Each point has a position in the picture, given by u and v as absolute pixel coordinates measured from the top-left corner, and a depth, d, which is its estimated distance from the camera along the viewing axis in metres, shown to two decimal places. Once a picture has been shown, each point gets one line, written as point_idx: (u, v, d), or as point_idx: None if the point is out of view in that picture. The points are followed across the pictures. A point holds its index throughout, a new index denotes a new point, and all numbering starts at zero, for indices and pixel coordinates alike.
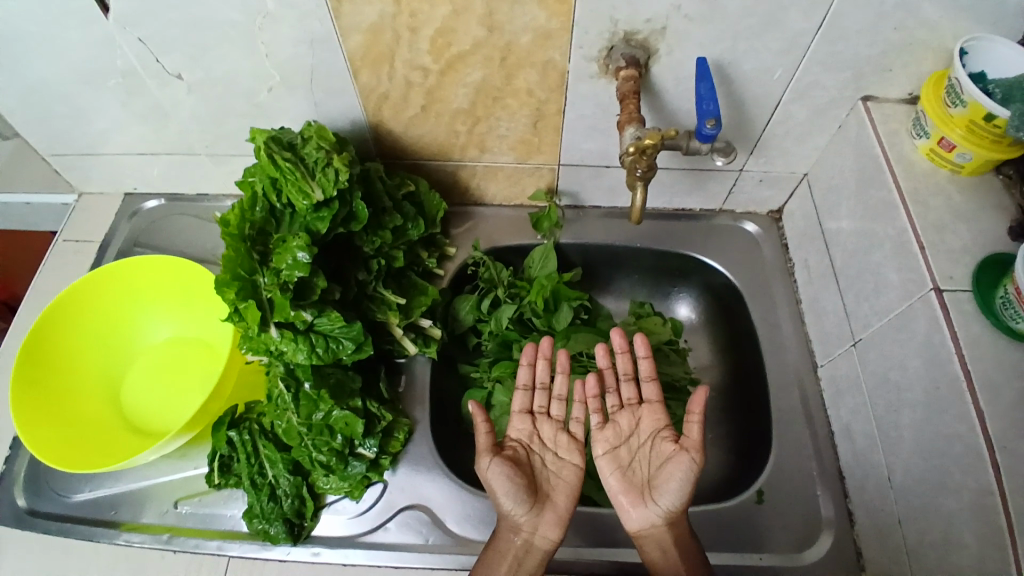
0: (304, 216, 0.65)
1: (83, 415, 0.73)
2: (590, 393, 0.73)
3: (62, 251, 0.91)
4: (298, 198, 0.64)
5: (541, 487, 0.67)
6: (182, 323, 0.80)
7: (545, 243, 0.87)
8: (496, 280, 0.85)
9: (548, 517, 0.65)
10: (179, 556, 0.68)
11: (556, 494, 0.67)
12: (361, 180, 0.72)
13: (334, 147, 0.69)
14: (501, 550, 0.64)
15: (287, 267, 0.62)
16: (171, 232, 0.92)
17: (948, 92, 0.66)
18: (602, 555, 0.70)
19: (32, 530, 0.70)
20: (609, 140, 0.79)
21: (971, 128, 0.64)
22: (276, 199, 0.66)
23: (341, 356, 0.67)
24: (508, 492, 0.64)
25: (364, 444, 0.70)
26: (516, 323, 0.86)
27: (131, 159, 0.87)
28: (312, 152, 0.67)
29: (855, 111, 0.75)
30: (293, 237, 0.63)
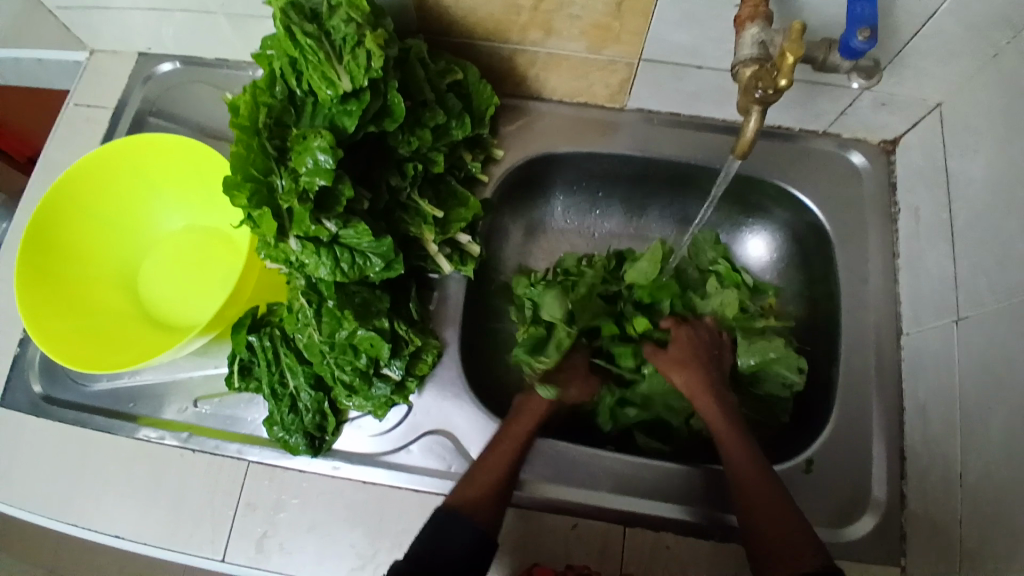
0: (328, 109, 0.54)
1: (96, 308, 0.68)
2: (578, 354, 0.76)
3: (74, 117, 0.81)
4: (320, 86, 0.52)
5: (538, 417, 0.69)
6: (196, 213, 0.72)
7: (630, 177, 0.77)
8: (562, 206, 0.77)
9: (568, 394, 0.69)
10: (199, 455, 0.67)
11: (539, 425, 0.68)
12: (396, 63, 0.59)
13: (368, 20, 0.55)
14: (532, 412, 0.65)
15: (307, 173, 0.52)
16: (188, 102, 0.81)
17: None
18: (634, 504, 0.66)
19: (52, 418, 0.71)
20: (706, 34, 0.62)
21: None
22: (294, 84, 0.54)
23: (368, 274, 0.60)
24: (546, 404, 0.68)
25: (390, 365, 0.65)
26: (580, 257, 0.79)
27: (135, 14, 0.74)
28: (338, 25, 0.54)
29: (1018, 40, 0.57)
30: (315, 135, 0.53)
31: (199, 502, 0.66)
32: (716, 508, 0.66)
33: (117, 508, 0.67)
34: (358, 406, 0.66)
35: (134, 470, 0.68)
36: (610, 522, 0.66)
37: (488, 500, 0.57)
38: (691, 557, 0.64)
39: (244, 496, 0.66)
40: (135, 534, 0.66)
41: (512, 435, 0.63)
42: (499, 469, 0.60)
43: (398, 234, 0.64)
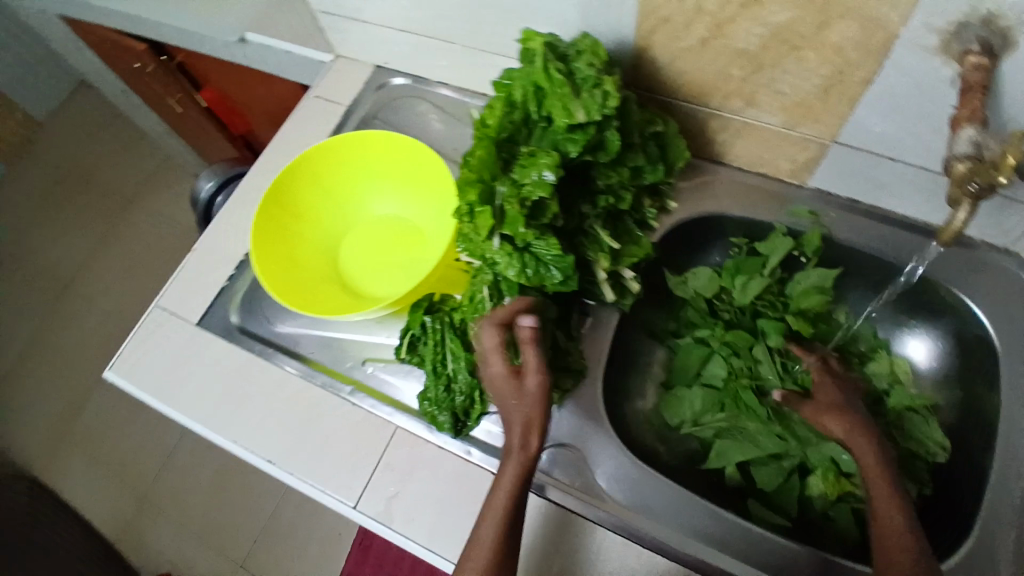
0: (557, 133, 0.62)
1: (306, 264, 0.80)
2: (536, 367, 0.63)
3: (312, 105, 0.97)
4: (559, 114, 0.60)
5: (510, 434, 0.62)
6: (402, 204, 0.84)
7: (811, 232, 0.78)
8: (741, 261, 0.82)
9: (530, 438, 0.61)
10: (355, 409, 0.75)
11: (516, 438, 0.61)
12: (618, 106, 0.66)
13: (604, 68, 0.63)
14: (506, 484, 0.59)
15: (529, 184, 0.60)
16: (407, 114, 0.94)
17: None
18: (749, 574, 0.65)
19: (240, 345, 0.82)
20: (909, 127, 0.65)
21: None
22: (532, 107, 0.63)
23: (546, 283, 0.65)
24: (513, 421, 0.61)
25: (542, 372, 0.70)
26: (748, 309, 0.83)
27: (388, 32, 0.88)
28: (582, 67, 0.63)
29: None
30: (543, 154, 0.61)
31: (345, 450, 0.74)
32: None
33: (274, 438, 0.76)
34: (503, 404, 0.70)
35: (297, 407, 0.77)
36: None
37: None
38: None
39: (385, 456, 0.73)
40: (284, 464, 0.74)
41: (493, 510, 0.58)
42: (484, 555, 0.57)
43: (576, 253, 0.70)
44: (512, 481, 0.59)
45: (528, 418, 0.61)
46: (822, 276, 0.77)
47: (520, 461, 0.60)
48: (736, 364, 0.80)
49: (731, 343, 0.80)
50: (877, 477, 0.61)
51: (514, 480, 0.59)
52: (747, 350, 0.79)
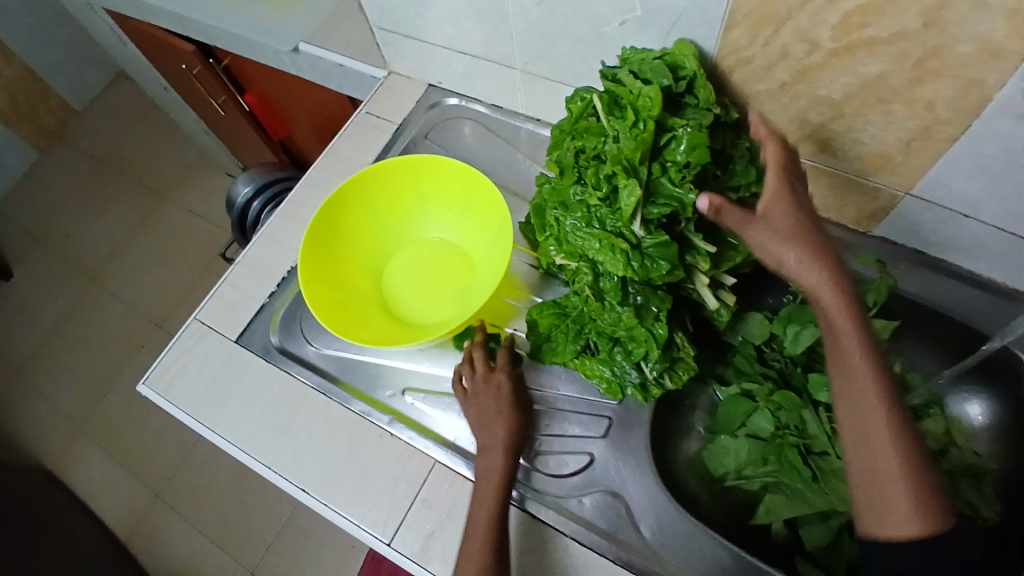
0: (650, 132, 0.60)
1: (351, 285, 0.78)
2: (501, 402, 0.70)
3: (363, 121, 0.95)
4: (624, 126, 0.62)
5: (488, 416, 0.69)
6: (451, 228, 0.82)
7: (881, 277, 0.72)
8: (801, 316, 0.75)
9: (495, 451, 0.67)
10: (394, 440, 0.73)
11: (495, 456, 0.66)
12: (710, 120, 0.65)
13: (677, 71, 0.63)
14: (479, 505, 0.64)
15: (626, 184, 0.60)
16: (460, 136, 0.92)
17: None
18: None
19: (279, 366, 0.81)
20: (992, 187, 0.63)
21: None
22: (611, 119, 0.64)
23: (653, 276, 0.64)
24: (491, 445, 0.68)
25: (649, 363, 0.69)
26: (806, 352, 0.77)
27: (448, 52, 0.87)
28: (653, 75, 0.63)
29: None
30: (641, 152, 0.60)
31: (382, 481, 0.72)
32: None
33: (312, 463, 0.74)
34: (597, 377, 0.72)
35: (336, 434, 0.75)
36: None
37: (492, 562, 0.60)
38: None
39: (423, 490, 0.71)
40: (320, 494, 0.72)
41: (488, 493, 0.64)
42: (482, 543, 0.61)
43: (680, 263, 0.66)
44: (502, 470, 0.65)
45: (491, 467, 0.66)
46: (880, 328, 0.73)
47: (868, 365, 0.50)
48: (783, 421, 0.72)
49: (778, 400, 0.73)
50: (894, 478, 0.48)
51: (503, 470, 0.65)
52: (797, 410, 0.72)
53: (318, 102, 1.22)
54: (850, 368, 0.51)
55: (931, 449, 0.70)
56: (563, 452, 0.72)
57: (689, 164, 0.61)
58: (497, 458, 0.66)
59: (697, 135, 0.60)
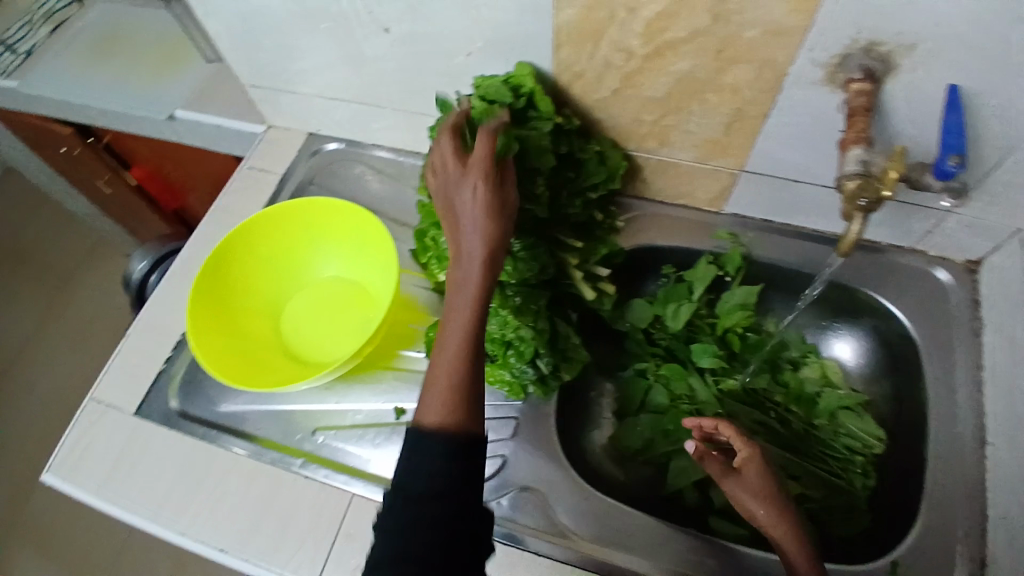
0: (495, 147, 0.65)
1: (248, 334, 0.78)
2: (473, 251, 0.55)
3: (246, 176, 0.96)
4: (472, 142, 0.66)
5: (452, 227, 0.58)
6: (343, 265, 0.84)
7: (733, 249, 0.82)
8: (676, 296, 0.84)
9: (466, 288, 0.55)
10: (309, 482, 0.73)
11: (455, 317, 0.54)
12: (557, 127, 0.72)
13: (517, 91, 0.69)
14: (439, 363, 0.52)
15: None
16: (344, 178, 0.95)
17: None
18: None
19: (183, 431, 0.79)
20: (807, 154, 0.72)
21: None
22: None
23: (528, 277, 0.70)
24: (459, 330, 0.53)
25: (543, 359, 0.74)
26: (690, 326, 0.85)
27: (318, 101, 0.90)
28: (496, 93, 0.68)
29: None
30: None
31: (302, 525, 0.71)
32: None
33: (227, 520, 0.73)
34: (502, 381, 0.76)
35: (250, 486, 0.74)
36: None
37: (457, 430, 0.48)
38: None
39: (345, 525, 0.71)
40: (240, 548, 0.71)
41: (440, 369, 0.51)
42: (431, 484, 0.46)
43: (552, 261, 0.73)
44: (465, 329, 0.53)
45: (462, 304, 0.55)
46: (745, 294, 0.80)
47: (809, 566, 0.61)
48: (675, 391, 0.81)
49: (666, 374, 0.82)
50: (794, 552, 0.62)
51: (467, 330, 0.53)
52: (683, 381, 0.81)
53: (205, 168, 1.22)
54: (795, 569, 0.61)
55: (808, 391, 0.82)
56: None
57: (538, 170, 0.67)
58: (473, 285, 0.54)
59: (539, 144, 0.66)
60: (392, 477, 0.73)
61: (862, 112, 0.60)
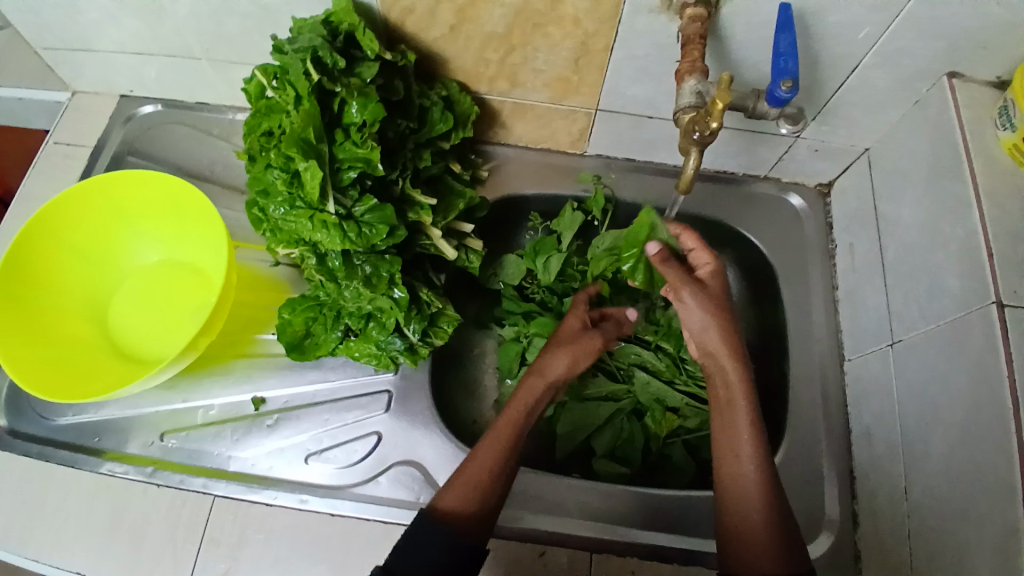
0: (315, 103, 0.58)
1: (67, 338, 0.69)
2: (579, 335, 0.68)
3: (52, 153, 0.83)
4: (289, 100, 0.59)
5: (557, 338, 0.68)
6: (173, 246, 0.75)
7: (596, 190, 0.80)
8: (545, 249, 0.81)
9: (562, 354, 0.66)
10: (163, 491, 0.66)
11: (519, 400, 0.61)
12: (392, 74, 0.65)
13: (336, 36, 0.62)
14: (501, 426, 0.59)
15: (305, 165, 0.57)
16: (167, 142, 0.83)
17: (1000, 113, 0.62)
18: (612, 532, 0.68)
19: (15, 451, 0.69)
20: (658, 86, 0.69)
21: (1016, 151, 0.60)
22: (279, 94, 0.60)
23: (375, 242, 0.64)
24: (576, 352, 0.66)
25: (409, 327, 0.69)
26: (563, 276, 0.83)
27: (124, 58, 0.77)
28: (311, 42, 0.60)
29: (937, 86, 0.65)
30: (312, 127, 0.58)
31: (158, 540, 0.64)
32: (662, 531, 0.68)
33: (73, 545, 0.64)
34: (367, 355, 0.71)
35: (94, 503, 0.66)
36: (577, 550, 0.67)
37: (476, 504, 0.53)
38: None
39: (208, 532, 0.65)
40: (94, 570, 0.63)
41: (500, 433, 0.58)
42: (478, 478, 0.55)
43: (402, 222, 0.67)
44: (517, 423, 0.59)
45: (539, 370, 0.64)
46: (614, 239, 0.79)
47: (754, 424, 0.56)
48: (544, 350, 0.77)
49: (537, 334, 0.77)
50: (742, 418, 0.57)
51: (518, 422, 0.59)
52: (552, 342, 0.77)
53: (11, 163, 1.02)
54: (733, 429, 0.56)
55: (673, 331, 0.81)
56: (350, 440, 0.70)
57: (366, 122, 0.60)
58: (558, 373, 0.65)
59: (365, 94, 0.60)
60: (258, 472, 0.68)
61: (697, 39, 0.56)
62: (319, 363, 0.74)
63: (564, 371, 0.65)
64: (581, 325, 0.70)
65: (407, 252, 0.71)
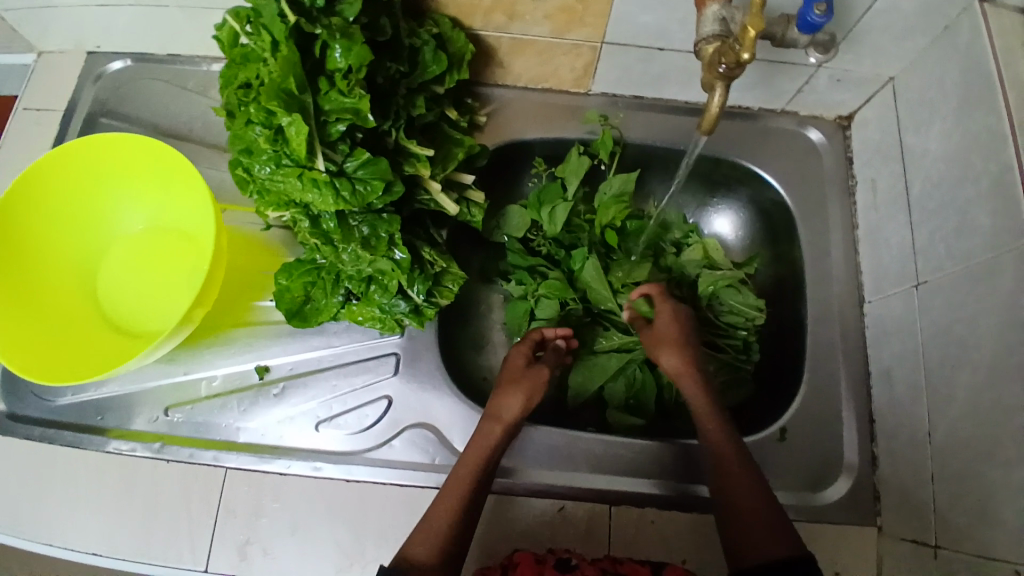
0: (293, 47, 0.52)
1: (54, 317, 0.65)
2: (522, 380, 0.67)
3: (19, 120, 0.77)
4: (265, 46, 0.53)
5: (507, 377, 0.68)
6: (155, 213, 0.70)
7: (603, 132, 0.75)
8: (551, 198, 0.77)
9: (514, 395, 0.65)
10: (174, 465, 0.65)
11: (482, 436, 0.62)
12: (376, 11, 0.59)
13: None
14: (458, 477, 0.59)
15: (289, 119, 0.53)
16: (141, 101, 0.77)
17: None
18: (631, 485, 0.67)
19: (16, 435, 0.67)
20: (670, 14, 0.63)
21: None
22: (254, 39, 0.54)
23: (371, 200, 0.60)
24: (525, 402, 0.65)
25: (412, 288, 0.66)
26: (570, 226, 0.80)
27: (77, 9, 0.70)
28: None
29: (966, 14, 0.60)
30: (294, 76, 0.53)
31: (174, 515, 0.64)
32: (680, 480, 0.68)
33: (90, 525, 0.64)
34: (371, 318, 0.68)
35: (105, 482, 0.65)
36: (596, 503, 0.67)
37: (434, 548, 0.54)
38: (676, 530, 0.66)
39: (224, 504, 0.64)
40: (113, 549, 0.63)
41: (460, 477, 0.59)
42: (442, 523, 0.56)
43: (398, 176, 0.63)
44: (479, 456, 0.60)
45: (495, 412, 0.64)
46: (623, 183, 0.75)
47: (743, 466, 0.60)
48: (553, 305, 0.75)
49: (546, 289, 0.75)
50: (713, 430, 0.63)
51: (482, 455, 0.60)
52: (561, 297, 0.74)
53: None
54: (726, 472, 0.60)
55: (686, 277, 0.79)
56: (361, 405, 0.69)
57: (352, 68, 0.55)
58: (515, 411, 0.64)
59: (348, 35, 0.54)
60: (269, 442, 0.67)
61: None
62: (322, 327, 0.71)
63: (519, 407, 0.64)
64: (527, 360, 0.70)
65: (406, 208, 0.67)
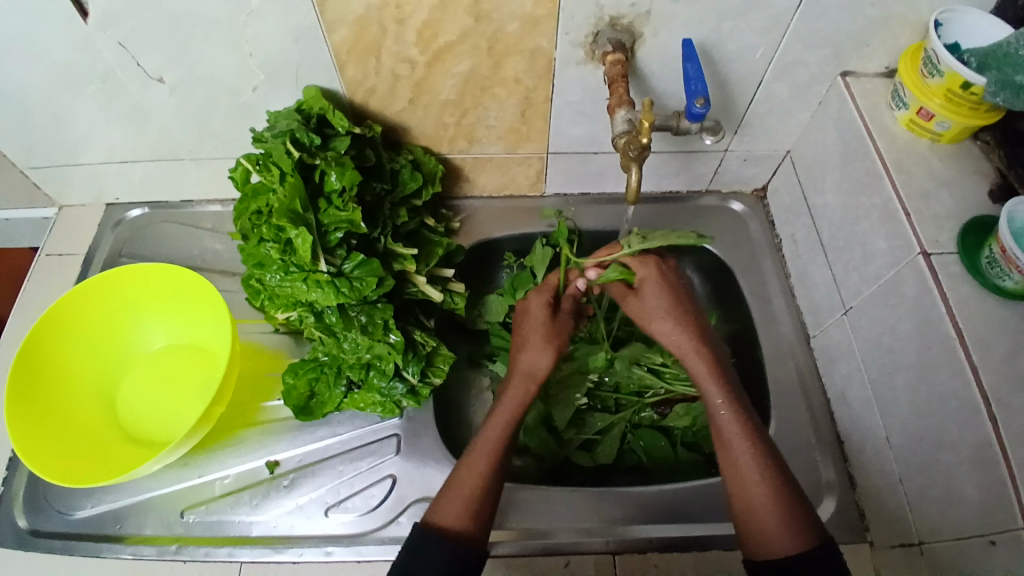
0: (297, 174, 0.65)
1: (82, 432, 0.71)
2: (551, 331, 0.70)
3: (46, 265, 0.88)
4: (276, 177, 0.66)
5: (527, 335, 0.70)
6: (175, 332, 0.79)
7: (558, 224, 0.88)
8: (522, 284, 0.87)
9: (540, 351, 0.68)
10: (189, 565, 0.68)
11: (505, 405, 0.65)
12: (363, 145, 0.74)
13: (308, 120, 0.70)
14: (478, 447, 0.62)
15: (297, 231, 0.64)
16: (156, 241, 0.90)
17: (893, 95, 0.72)
18: (631, 534, 0.70)
19: (37, 549, 0.69)
20: (596, 124, 0.79)
21: (914, 122, 0.71)
22: (265, 174, 0.68)
23: (366, 293, 0.69)
24: (547, 348, 0.68)
25: (407, 369, 0.74)
26: None
27: (110, 168, 0.85)
28: (288, 127, 0.69)
29: (835, 86, 0.76)
30: (299, 198, 0.65)
31: None
32: (676, 522, 0.71)
33: None
34: (372, 403, 0.74)
35: None
36: (599, 554, 0.69)
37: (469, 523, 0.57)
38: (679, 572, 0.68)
39: None
40: None
41: (482, 448, 0.62)
42: (466, 500, 0.58)
43: (389, 272, 0.73)
44: (506, 416, 0.64)
45: (523, 371, 0.67)
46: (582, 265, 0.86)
47: (728, 408, 0.62)
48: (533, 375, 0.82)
49: None
50: (741, 439, 0.60)
51: (507, 417, 0.64)
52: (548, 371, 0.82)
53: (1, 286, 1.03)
54: (716, 420, 0.62)
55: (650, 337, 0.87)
56: (367, 486, 0.73)
57: (346, 187, 0.68)
58: (538, 369, 0.67)
59: (340, 163, 0.67)
60: (280, 534, 0.70)
61: (620, 77, 0.67)
62: (327, 419, 0.77)
63: (549, 363, 0.68)
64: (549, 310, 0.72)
65: (396, 300, 0.77)
